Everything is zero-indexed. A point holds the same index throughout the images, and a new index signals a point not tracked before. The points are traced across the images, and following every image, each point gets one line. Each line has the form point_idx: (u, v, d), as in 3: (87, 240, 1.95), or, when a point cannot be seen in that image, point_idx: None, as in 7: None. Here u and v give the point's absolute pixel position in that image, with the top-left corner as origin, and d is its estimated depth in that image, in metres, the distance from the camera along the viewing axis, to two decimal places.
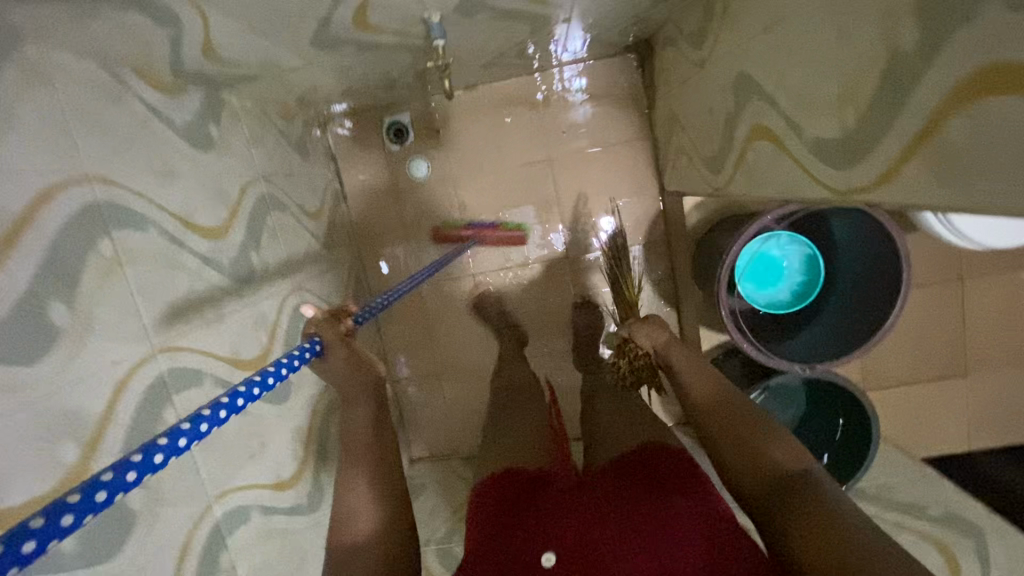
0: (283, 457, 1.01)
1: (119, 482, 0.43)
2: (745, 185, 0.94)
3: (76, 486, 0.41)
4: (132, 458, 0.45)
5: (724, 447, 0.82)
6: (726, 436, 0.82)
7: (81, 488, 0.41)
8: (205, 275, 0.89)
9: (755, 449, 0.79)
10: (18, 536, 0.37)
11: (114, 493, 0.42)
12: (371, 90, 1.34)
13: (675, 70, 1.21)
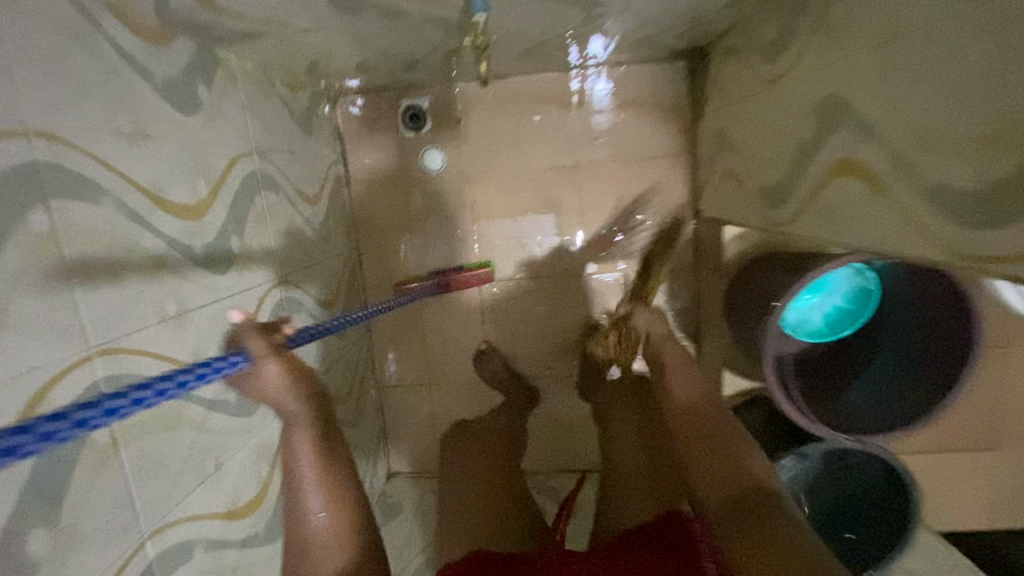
0: (242, 481, 0.87)
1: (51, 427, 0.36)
2: (819, 226, 0.80)
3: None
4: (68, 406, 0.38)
5: (692, 453, 0.79)
6: (696, 455, 0.77)
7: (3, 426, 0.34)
8: (173, 264, 0.75)
9: (727, 458, 0.74)
10: None
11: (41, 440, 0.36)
12: (389, 68, 1.20)
13: (735, 85, 1.07)
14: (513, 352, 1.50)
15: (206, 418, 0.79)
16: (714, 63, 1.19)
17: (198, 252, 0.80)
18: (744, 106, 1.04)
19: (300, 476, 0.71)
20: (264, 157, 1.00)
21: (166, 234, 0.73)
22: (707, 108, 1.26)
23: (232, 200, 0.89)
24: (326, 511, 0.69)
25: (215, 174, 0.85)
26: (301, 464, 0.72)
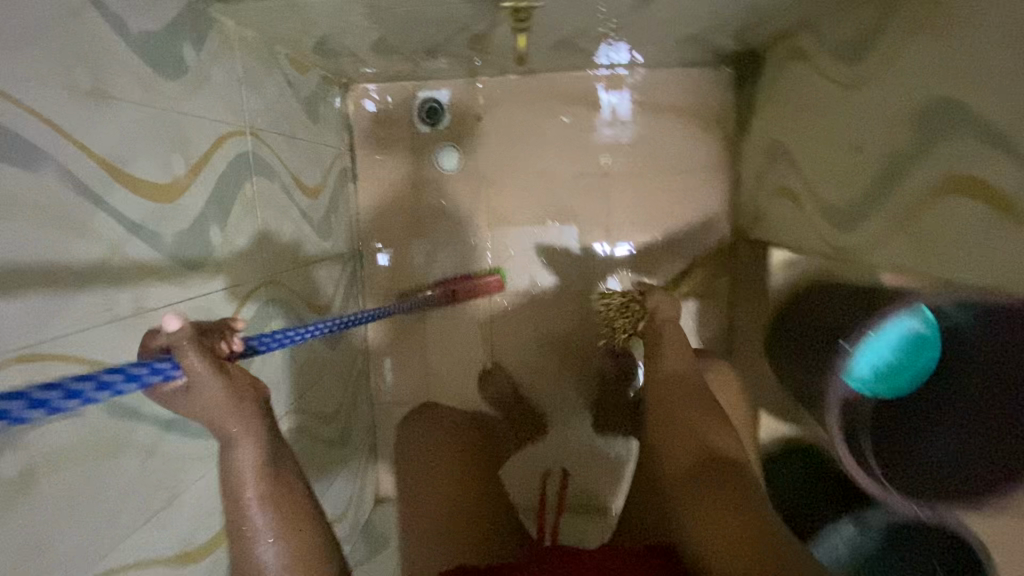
0: (197, 518, 0.73)
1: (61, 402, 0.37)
2: (918, 257, 0.67)
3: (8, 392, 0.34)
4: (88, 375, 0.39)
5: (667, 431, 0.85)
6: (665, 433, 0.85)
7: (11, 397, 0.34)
8: (132, 254, 0.62)
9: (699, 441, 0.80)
10: None
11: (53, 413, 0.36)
12: (407, 53, 1.08)
13: (797, 93, 0.95)
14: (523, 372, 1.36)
15: (156, 443, 0.65)
16: (770, 69, 1.07)
17: (167, 242, 0.67)
18: (809, 117, 0.91)
19: (241, 524, 0.55)
20: (257, 139, 0.88)
21: (128, 218, 0.61)
22: (758, 119, 1.13)
23: (215, 184, 0.76)
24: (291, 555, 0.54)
25: (197, 152, 0.73)
26: (243, 517, 0.55)
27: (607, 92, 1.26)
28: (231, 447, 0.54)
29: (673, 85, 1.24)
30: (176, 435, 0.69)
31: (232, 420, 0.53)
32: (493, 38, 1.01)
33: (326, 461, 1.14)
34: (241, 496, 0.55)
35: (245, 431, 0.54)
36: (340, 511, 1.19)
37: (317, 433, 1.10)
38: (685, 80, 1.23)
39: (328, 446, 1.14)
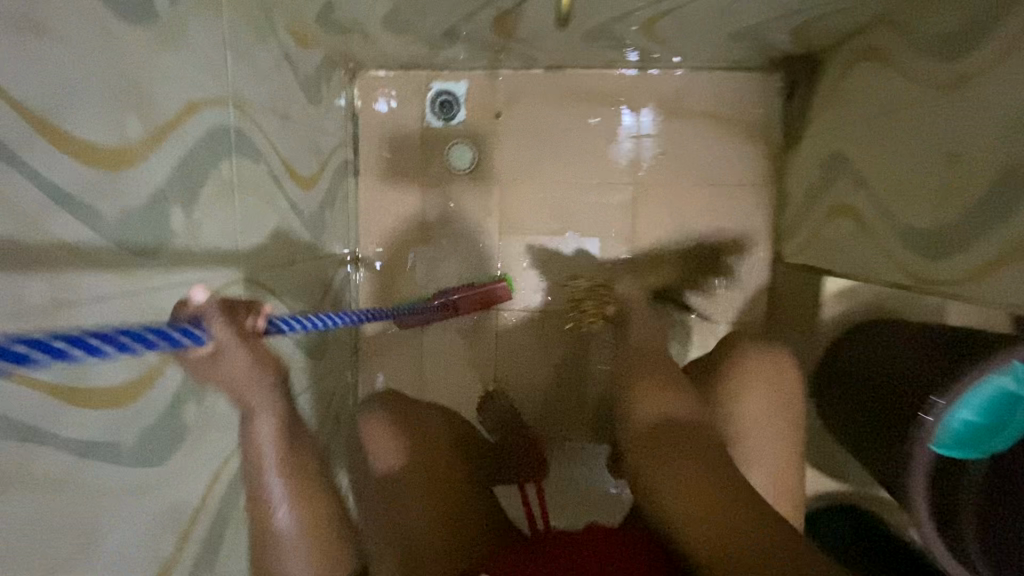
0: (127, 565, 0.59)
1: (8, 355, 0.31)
2: None
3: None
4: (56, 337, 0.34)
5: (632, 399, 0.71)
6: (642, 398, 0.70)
7: None
8: (64, 234, 0.49)
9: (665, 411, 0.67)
10: None
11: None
12: (424, 36, 0.97)
13: (870, 100, 0.82)
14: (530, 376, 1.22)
15: (73, 473, 0.51)
16: (831, 74, 0.94)
17: (116, 222, 0.55)
18: (885, 126, 0.78)
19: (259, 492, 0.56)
20: (241, 112, 0.75)
21: (64, 188, 0.48)
22: (812, 130, 1.00)
23: (184, 158, 0.64)
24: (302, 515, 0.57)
25: (163, 119, 0.61)
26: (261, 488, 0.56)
27: (642, 113, 1.14)
28: (249, 420, 0.55)
29: (715, 89, 1.12)
30: (103, 462, 0.55)
31: (252, 394, 0.53)
32: (523, 22, 0.88)
33: None
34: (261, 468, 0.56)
35: (262, 404, 0.54)
36: None
37: None
38: (728, 85, 1.11)
39: None
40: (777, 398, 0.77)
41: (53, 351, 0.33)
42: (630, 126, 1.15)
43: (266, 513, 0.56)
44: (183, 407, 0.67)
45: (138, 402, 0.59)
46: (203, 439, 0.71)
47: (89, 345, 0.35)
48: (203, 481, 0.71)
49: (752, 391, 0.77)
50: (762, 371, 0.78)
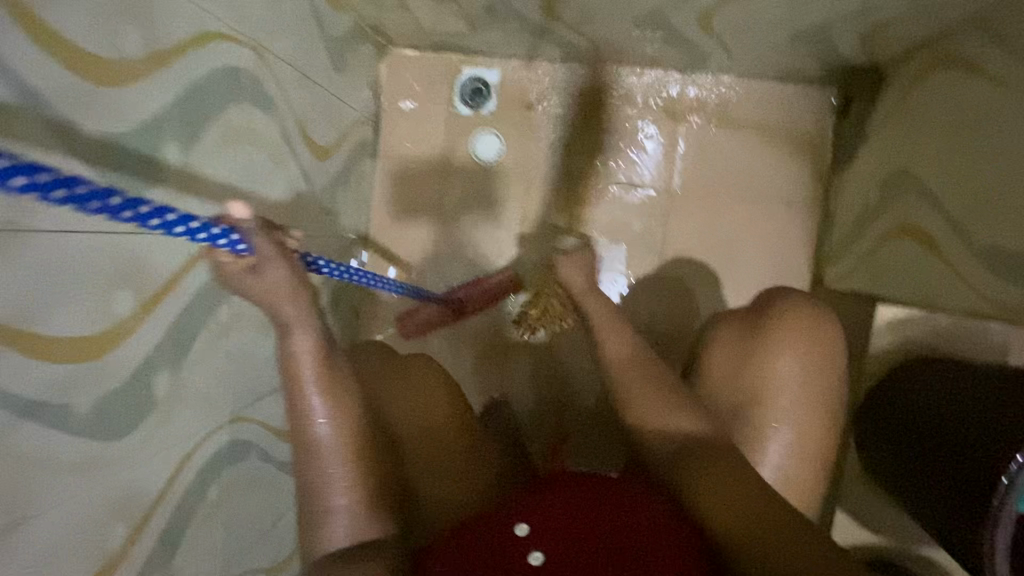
0: (56, 554, 0.48)
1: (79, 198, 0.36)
2: None
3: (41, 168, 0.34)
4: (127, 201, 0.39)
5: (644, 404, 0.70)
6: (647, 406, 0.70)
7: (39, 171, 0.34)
8: (26, 143, 0.41)
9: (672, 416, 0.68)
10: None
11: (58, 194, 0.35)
12: (464, 9, 0.90)
13: (948, 111, 0.75)
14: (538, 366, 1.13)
15: (6, 433, 0.42)
16: (899, 88, 0.87)
17: (95, 145, 0.47)
18: (964, 138, 0.71)
19: (300, 409, 0.57)
20: (258, 58, 0.68)
21: (32, 87, 0.41)
22: (870, 148, 0.93)
23: (187, 91, 0.57)
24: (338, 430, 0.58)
25: (167, 40, 0.53)
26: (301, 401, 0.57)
27: (676, 135, 1.08)
28: (287, 334, 0.56)
29: (763, 100, 1.05)
30: (45, 426, 0.46)
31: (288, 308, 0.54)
32: None
33: (276, 493, 0.88)
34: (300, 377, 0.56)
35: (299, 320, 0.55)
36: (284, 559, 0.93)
37: (272, 454, 0.85)
38: (778, 97, 1.05)
39: (283, 472, 0.89)
40: (817, 360, 0.69)
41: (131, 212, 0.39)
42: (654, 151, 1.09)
43: (305, 424, 0.57)
44: (154, 375, 0.58)
45: (100, 359, 0.50)
46: (175, 415, 0.61)
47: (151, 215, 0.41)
48: (169, 463, 0.61)
49: (788, 352, 0.69)
50: (797, 325, 0.70)
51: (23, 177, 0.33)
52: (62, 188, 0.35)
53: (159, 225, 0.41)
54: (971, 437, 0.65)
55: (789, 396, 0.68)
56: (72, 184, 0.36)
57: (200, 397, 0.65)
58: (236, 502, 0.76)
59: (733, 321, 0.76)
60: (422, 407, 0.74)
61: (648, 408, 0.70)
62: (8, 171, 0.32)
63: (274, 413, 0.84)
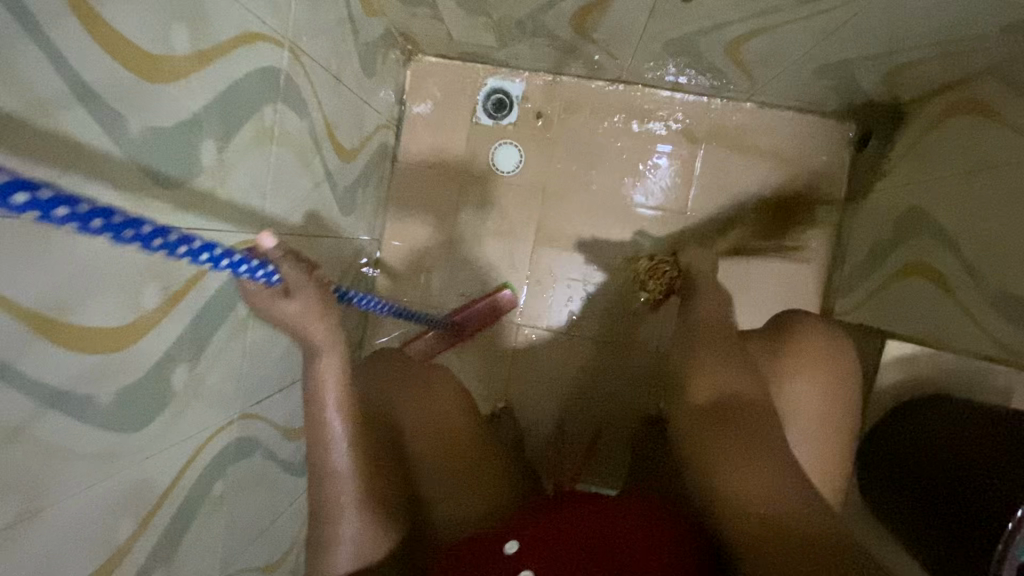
0: (66, 546, 0.48)
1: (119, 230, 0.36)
2: None
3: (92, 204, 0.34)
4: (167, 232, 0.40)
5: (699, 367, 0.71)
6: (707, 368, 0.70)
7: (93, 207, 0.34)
8: (75, 135, 0.41)
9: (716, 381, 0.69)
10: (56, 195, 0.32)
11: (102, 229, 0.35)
12: (496, 23, 0.91)
13: (964, 157, 0.76)
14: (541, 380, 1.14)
15: (32, 424, 0.42)
16: (918, 128, 0.89)
17: (139, 139, 0.47)
18: (980, 183, 0.72)
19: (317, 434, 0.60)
20: (294, 60, 0.69)
21: (85, 81, 0.41)
22: (885, 186, 0.95)
23: (227, 89, 0.57)
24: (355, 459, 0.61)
25: (214, 41, 0.54)
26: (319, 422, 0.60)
27: (695, 158, 1.09)
28: (315, 358, 0.59)
29: (782, 130, 1.06)
30: (67, 417, 0.46)
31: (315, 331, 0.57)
32: (608, 20, 0.83)
33: (275, 493, 0.88)
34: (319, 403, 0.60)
35: (325, 343, 0.58)
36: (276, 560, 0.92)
37: (276, 453, 0.85)
38: (797, 128, 1.06)
39: (284, 472, 0.89)
40: (831, 388, 0.73)
41: (172, 246, 0.41)
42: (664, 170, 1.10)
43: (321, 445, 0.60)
44: (173, 370, 0.58)
45: (125, 352, 0.50)
46: (189, 410, 0.61)
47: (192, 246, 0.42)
48: (180, 458, 0.61)
49: (807, 381, 0.72)
50: (817, 358, 0.74)
51: (100, 220, 0.35)
52: (130, 229, 0.37)
53: (208, 260, 0.43)
54: (984, 456, 0.66)
55: (803, 423, 0.71)
56: (137, 224, 0.37)
57: (215, 392, 0.65)
58: (239, 500, 0.76)
59: (759, 339, 0.77)
60: (428, 416, 0.77)
61: (704, 375, 0.69)
62: (89, 215, 0.34)
63: (281, 412, 0.84)
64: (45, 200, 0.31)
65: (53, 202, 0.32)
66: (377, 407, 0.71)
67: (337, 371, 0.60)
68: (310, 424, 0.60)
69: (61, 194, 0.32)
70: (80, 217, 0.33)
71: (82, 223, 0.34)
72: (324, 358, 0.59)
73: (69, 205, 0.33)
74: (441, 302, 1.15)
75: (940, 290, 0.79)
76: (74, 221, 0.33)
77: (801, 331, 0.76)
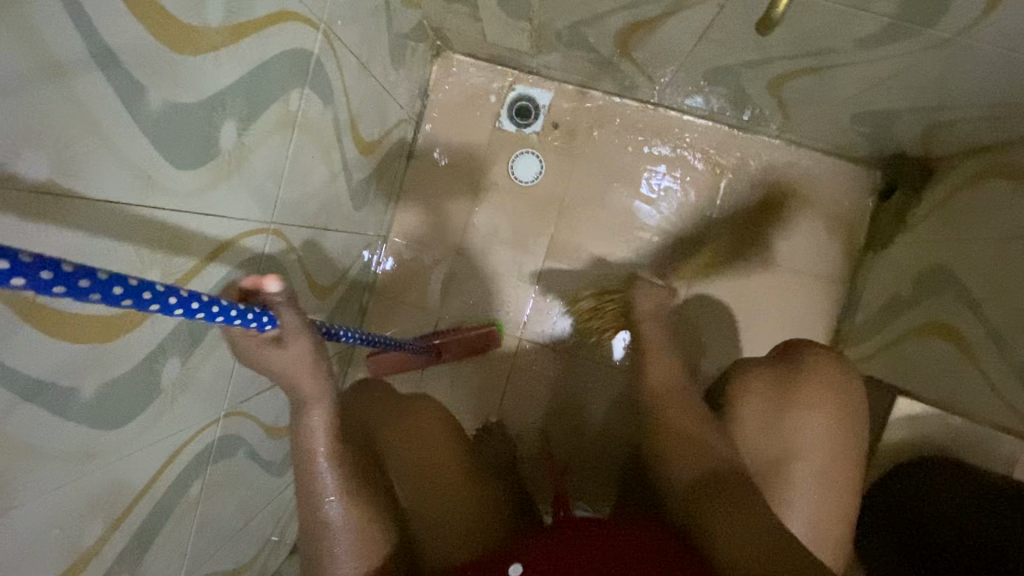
0: (27, 554, 0.43)
1: (87, 294, 0.33)
2: None
3: (64, 276, 0.31)
4: (145, 292, 0.37)
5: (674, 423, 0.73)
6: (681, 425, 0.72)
7: (64, 277, 0.31)
8: (91, 103, 0.37)
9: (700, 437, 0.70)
10: (22, 266, 0.28)
11: (69, 294, 0.32)
12: (535, 29, 0.88)
13: (996, 221, 0.75)
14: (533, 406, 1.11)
15: (6, 416, 0.38)
16: (948, 186, 0.88)
17: (159, 114, 0.43)
18: (1006, 249, 0.71)
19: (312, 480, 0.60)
20: (327, 45, 0.65)
21: (108, 47, 0.37)
22: (909, 240, 0.93)
23: (255, 69, 0.53)
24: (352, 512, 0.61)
25: (248, 16, 0.50)
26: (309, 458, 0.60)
27: (717, 189, 1.07)
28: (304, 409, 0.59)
29: (808, 171, 1.05)
30: (46, 411, 0.41)
31: (306, 380, 0.56)
32: (652, 40, 0.80)
33: (252, 494, 0.83)
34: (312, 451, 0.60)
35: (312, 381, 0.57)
36: (244, 563, 0.88)
37: (258, 451, 0.81)
38: (823, 171, 1.05)
39: (264, 472, 0.84)
40: (839, 425, 0.70)
41: (145, 304, 0.37)
42: (682, 194, 1.08)
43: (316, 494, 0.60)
44: (164, 363, 0.53)
45: (115, 343, 0.46)
46: (175, 407, 0.57)
47: (170, 303, 0.39)
48: (159, 457, 0.57)
49: (815, 411, 0.70)
50: (822, 396, 0.71)
51: (64, 285, 0.31)
52: (97, 292, 0.33)
53: (182, 313, 0.40)
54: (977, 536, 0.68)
55: (811, 461, 0.69)
56: (107, 285, 0.34)
57: (205, 387, 0.61)
58: (216, 500, 0.72)
59: (765, 371, 0.75)
60: (407, 445, 0.75)
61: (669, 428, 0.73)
62: (52, 281, 0.30)
63: (268, 411, 0.80)
64: (3, 270, 0.28)
65: (10, 272, 0.28)
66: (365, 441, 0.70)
67: (327, 419, 0.60)
68: (304, 475, 0.60)
69: (22, 261, 0.29)
70: (44, 285, 0.30)
71: (40, 289, 0.30)
72: (316, 410, 0.60)
73: (29, 272, 0.29)
74: (442, 308, 1.12)
75: (958, 352, 0.78)
76: (32, 287, 0.30)
77: (807, 360, 0.74)
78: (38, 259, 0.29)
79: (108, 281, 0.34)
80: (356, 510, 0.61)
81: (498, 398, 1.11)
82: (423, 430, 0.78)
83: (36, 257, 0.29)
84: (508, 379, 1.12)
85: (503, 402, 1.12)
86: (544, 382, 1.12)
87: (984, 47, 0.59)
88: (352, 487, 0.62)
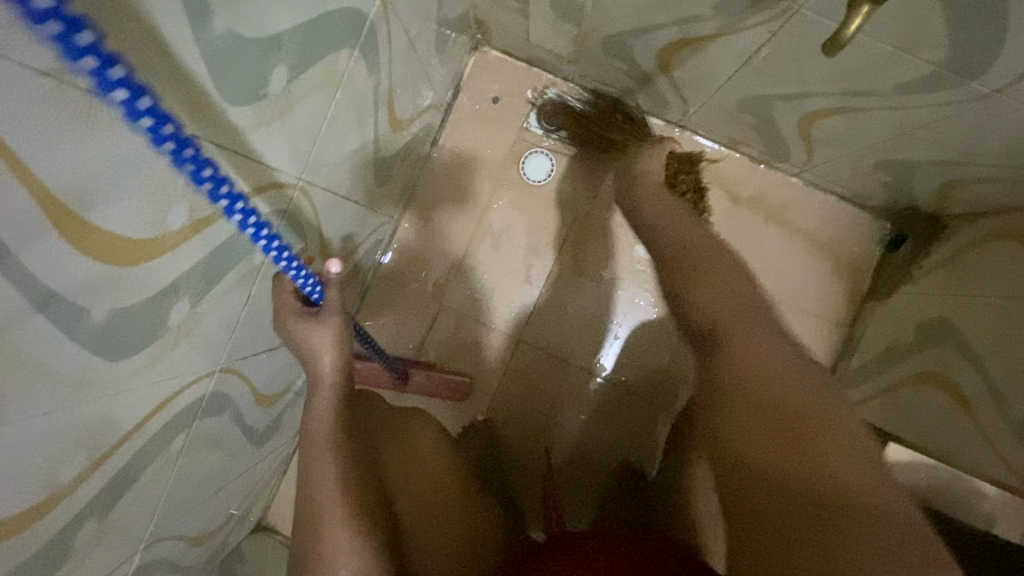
0: (3, 481, 0.40)
1: (198, 176, 0.39)
2: None
3: (196, 157, 0.38)
4: (236, 205, 0.44)
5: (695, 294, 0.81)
6: (702, 297, 0.80)
7: (195, 159, 0.38)
8: (159, 12, 0.36)
9: (702, 298, 0.80)
10: (175, 133, 0.36)
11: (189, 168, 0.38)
12: (581, 34, 0.89)
13: (997, 280, 0.77)
14: (522, 420, 1.09)
15: (14, 325, 0.36)
16: (956, 244, 0.90)
17: (219, 43, 0.42)
18: (1011, 309, 0.73)
19: (305, 476, 0.59)
20: (382, 11, 0.65)
21: None
22: (913, 292, 0.96)
23: (315, 19, 0.52)
24: (349, 509, 0.58)
25: None
26: (310, 455, 0.60)
27: (730, 217, 1.08)
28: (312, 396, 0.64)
29: (822, 213, 1.07)
30: (54, 328, 0.39)
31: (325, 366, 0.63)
32: (694, 61, 0.81)
33: (228, 461, 0.80)
34: (313, 447, 0.61)
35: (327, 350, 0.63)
36: (207, 533, 0.84)
37: (244, 415, 0.78)
38: (834, 215, 1.07)
39: (245, 438, 0.82)
40: None
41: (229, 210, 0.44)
42: None
43: (322, 499, 0.58)
44: (174, 302, 0.51)
45: (137, 269, 0.44)
46: (177, 348, 0.54)
47: (245, 220, 0.46)
48: (150, 399, 0.54)
49: None
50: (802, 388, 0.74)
51: (192, 158, 0.38)
52: (193, 165, 0.38)
53: (238, 221, 0.45)
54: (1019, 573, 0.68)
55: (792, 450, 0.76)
56: (217, 181, 0.41)
57: (208, 336, 0.59)
58: (195, 460, 0.69)
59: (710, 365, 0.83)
60: (405, 447, 0.75)
61: (702, 303, 0.80)
62: (167, 137, 0.35)
63: (260, 374, 0.77)
64: (166, 133, 0.35)
65: (167, 136, 0.35)
66: (365, 439, 0.67)
67: (330, 412, 0.63)
68: (307, 476, 0.59)
69: (178, 134, 0.36)
70: (179, 155, 0.37)
71: (157, 138, 0.35)
72: (321, 393, 0.64)
73: (178, 143, 0.36)
74: (445, 298, 1.11)
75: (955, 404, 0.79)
76: (173, 146, 0.36)
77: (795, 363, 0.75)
78: (186, 140, 0.37)
79: (219, 180, 0.41)
80: (359, 518, 0.58)
81: (490, 410, 1.10)
82: (411, 436, 0.77)
83: (167, 115, 0.34)
84: (499, 398, 1.10)
85: (496, 418, 1.09)
86: (536, 396, 1.10)
87: (1019, 107, 0.61)
88: (353, 485, 0.60)
